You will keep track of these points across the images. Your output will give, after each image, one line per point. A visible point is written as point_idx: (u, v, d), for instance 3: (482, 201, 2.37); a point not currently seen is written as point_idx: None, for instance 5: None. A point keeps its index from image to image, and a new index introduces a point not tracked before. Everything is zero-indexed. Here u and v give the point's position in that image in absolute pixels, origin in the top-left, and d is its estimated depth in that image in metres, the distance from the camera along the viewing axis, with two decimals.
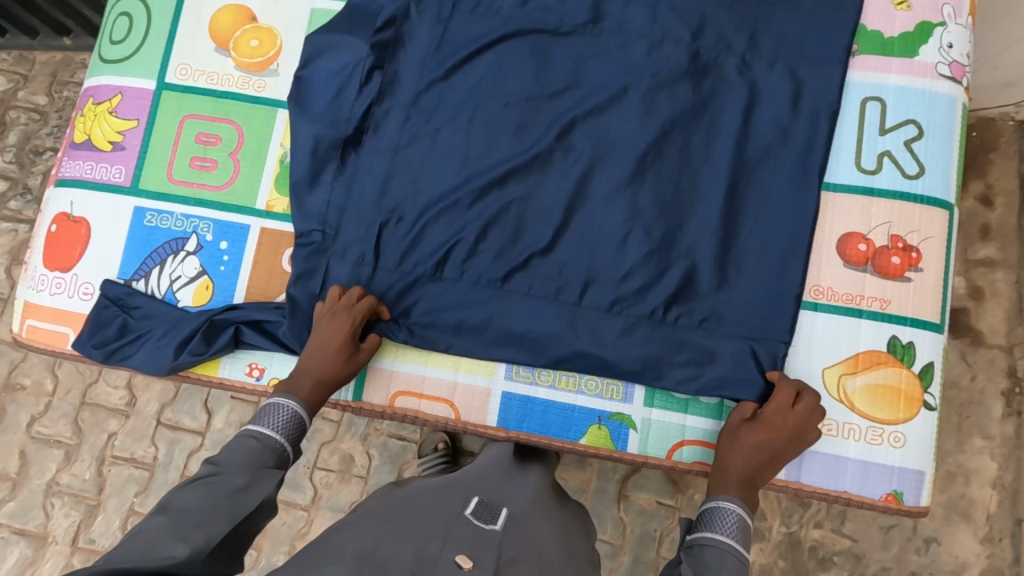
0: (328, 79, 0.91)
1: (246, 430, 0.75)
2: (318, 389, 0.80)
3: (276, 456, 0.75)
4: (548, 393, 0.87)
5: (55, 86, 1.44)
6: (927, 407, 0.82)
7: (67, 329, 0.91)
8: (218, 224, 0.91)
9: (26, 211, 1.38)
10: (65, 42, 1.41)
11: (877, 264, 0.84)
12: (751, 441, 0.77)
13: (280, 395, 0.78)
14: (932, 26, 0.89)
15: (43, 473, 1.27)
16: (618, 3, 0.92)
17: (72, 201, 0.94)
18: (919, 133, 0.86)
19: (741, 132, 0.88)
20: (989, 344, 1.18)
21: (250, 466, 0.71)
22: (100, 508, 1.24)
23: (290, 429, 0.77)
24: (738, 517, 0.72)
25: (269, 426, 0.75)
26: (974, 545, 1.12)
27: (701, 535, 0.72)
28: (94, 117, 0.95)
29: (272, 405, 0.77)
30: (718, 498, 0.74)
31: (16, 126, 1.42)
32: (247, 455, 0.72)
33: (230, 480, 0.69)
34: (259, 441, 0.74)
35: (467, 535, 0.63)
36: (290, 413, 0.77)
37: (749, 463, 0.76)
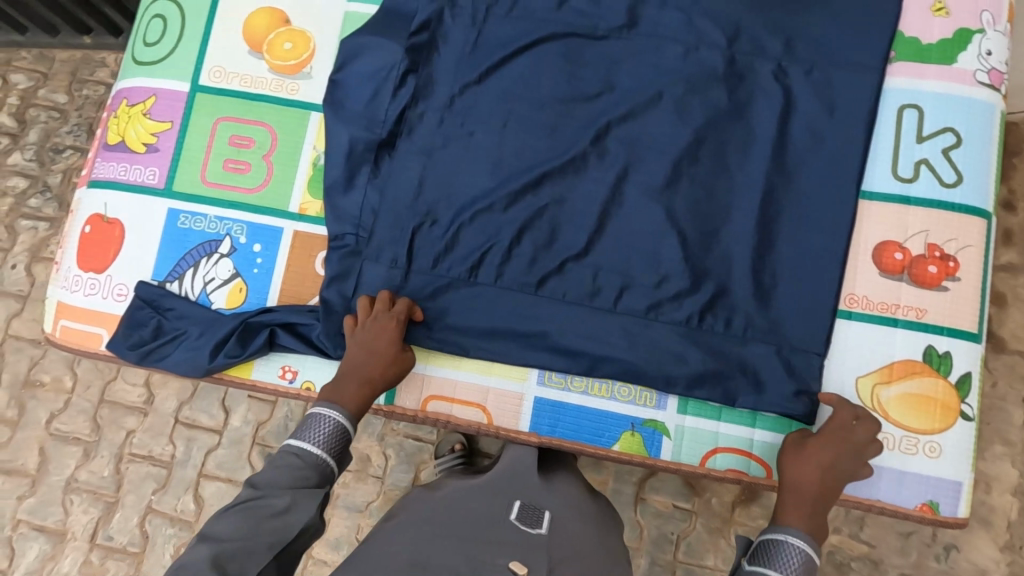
0: (363, 82, 0.91)
1: (286, 447, 0.74)
2: (364, 392, 0.80)
3: (317, 471, 0.74)
4: (580, 399, 0.87)
5: (75, 84, 1.44)
6: (964, 417, 0.81)
7: (101, 330, 0.92)
8: (251, 227, 0.92)
9: (45, 208, 1.39)
10: (85, 40, 1.42)
11: (914, 273, 0.84)
12: (818, 458, 0.75)
13: (319, 406, 0.78)
14: (971, 32, 0.88)
15: (61, 470, 1.27)
16: (652, 7, 0.92)
17: (105, 202, 0.95)
18: (957, 141, 0.86)
19: (776, 138, 0.87)
20: (1012, 351, 1.17)
21: (291, 487, 0.71)
22: (118, 505, 1.25)
23: (331, 442, 0.76)
24: (804, 554, 0.69)
25: (310, 442, 0.75)
26: (992, 552, 1.11)
27: (763, 572, 0.68)
28: (128, 119, 0.96)
29: (314, 418, 0.76)
30: (785, 531, 0.70)
31: (37, 124, 1.42)
32: (287, 474, 0.72)
33: (272, 503, 0.69)
34: (299, 458, 0.74)
35: (517, 541, 0.66)
36: (332, 426, 0.76)
37: (820, 481, 0.73)
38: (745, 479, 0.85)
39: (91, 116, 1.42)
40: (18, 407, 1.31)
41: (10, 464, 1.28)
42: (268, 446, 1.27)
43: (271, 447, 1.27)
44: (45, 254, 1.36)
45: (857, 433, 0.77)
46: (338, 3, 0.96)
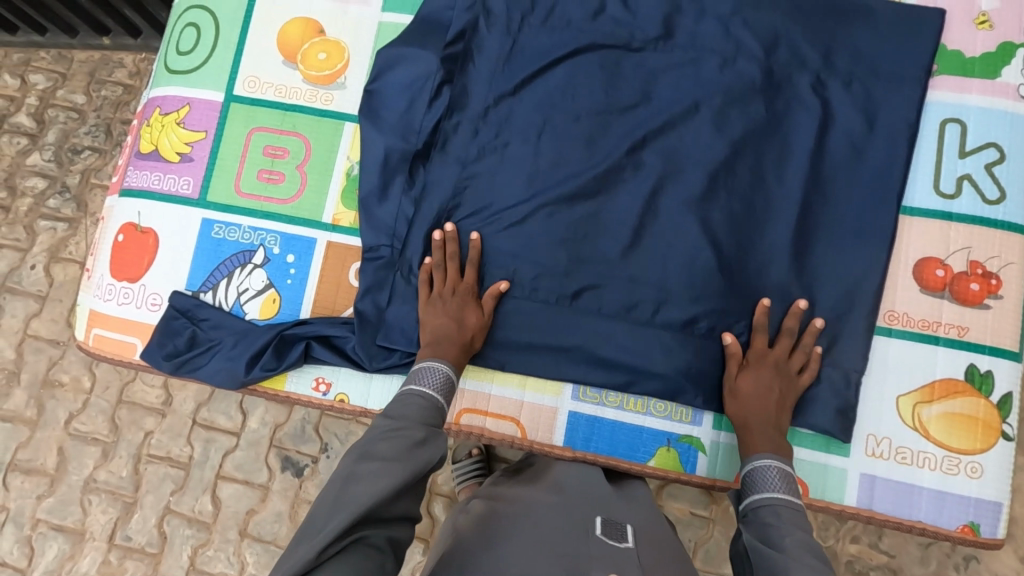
0: (399, 93, 0.91)
1: (410, 389, 0.74)
2: (461, 354, 0.81)
3: (439, 412, 0.75)
4: (615, 414, 0.86)
5: (93, 85, 1.44)
6: (1005, 437, 0.80)
7: (135, 340, 0.92)
8: (285, 237, 0.91)
9: (64, 209, 1.39)
10: (103, 41, 1.42)
11: (955, 290, 0.83)
12: (755, 387, 0.79)
13: (433, 359, 0.78)
14: (1015, 46, 0.87)
15: (81, 470, 1.28)
16: (689, 18, 0.91)
17: (139, 212, 0.95)
18: (1000, 156, 0.85)
19: (814, 151, 0.86)
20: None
21: (422, 420, 0.71)
22: (136, 505, 1.26)
23: (444, 388, 0.77)
24: (778, 470, 0.71)
25: (428, 387, 0.75)
26: (1013, 562, 1.10)
27: (751, 501, 0.70)
28: (161, 128, 0.96)
29: (425, 368, 0.77)
30: (752, 460, 0.73)
31: (55, 124, 1.43)
32: (416, 410, 0.72)
33: (413, 432, 0.68)
34: (424, 399, 0.74)
35: (611, 555, 0.63)
36: (443, 376, 0.77)
37: (761, 409, 0.77)
38: None
39: (109, 117, 1.42)
40: (38, 406, 1.31)
41: (30, 464, 1.29)
42: (285, 448, 1.27)
43: (288, 450, 1.27)
44: (65, 255, 1.37)
45: (778, 356, 0.80)
46: (372, 13, 0.96)
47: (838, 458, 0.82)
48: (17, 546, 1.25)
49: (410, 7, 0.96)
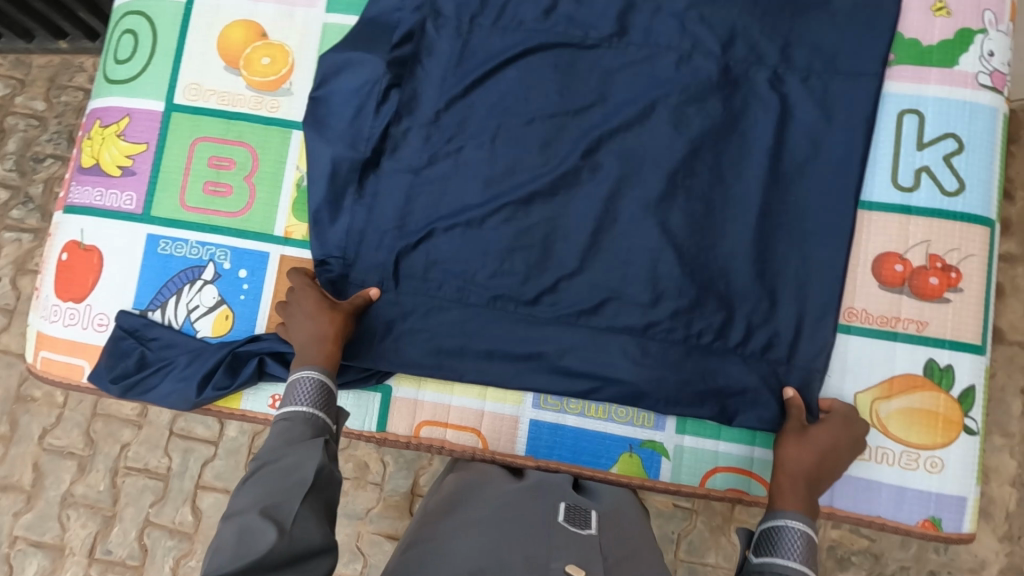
0: (346, 99, 0.88)
1: (282, 413, 0.72)
2: (321, 347, 0.77)
3: (316, 426, 0.71)
4: (578, 421, 0.85)
5: (53, 91, 1.39)
6: (967, 431, 0.80)
7: (83, 361, 0.89)
8: (236, 251, 0.89)
9: (28, 219, 1.34)
10: (62, 45, 1.35)
11: (914, 285, 0.82)
12: (820, 441, 0.75)
13: (298, 369, 0.75)
14: (973, 33, 0.85)
15: (58, 484, 1.25)
16: (643, 13, 0.89)
17: (82, 229, 0.91)
18: (959, 147, 0.83)
19: (773, 147, 0.85)
20: (1011, 341, 1.12)
21: (292, 445, 0.68)
22: (116, 518, 1.23)
23: (317, 397, 0.73)
24: (803, 535, 0.67)
25: (297, 403, 0.72)
26: (992, 543, 1.08)
27: (772, 561, 0.66)
28: (102, 141, 0.92)
29: (294, 383, 0.74)
30: (784, 516, 0.68)
31: (16, 132, 1.37)
32: (286, 433, 0.69)
33: (283, 466, 0.65)
34: (291, 421, 0.70)
35: (571, 540, 0.62)
36: (313, 385, 0.73)
37: (816, 463, 0.74)
38: (745, 498, 0.83)
39: (72, 122, 1.37)
40: (11, 422, 1.28)
41: (6, 480, 1.26)
42: None
43: None
44: (32, 266, 1.33)
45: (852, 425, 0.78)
46: (317, 14, 0.92)
47: None
48: None
49: (355, 8, 0.93)
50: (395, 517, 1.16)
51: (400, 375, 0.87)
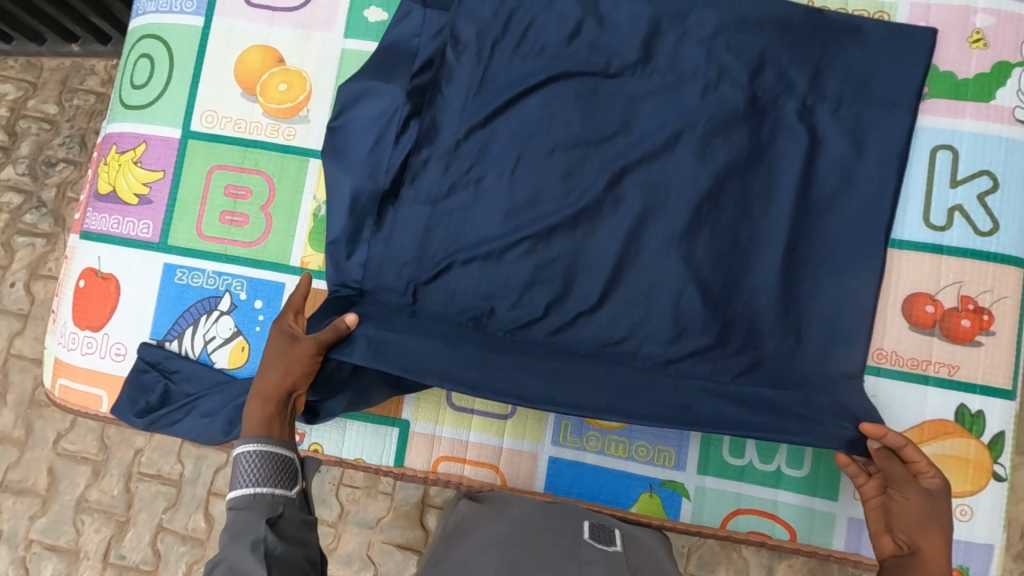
0: (364, 128, 0.86)
1: (229, 501, 0.69)
2: (266, 403, 0.74)
3: (267, 505, 0.68)
4: (597, 459, 0.84)
5: (65, 94, 1.37)
6: (996, 477, 0.78)
7: (101, 391, 0.89)
8: (251, 282, 0.88)
9: (41, 224, 1.33)
10: (73, 48, 1.34)
11: (945, 327, 0.80)
12: (937, 502, 0.69)
13: (237, 447, 0.71)
14: (1011, 65, 0.82)
15: (72, 489, 1.26)
16: (670, 39, 0.86)
17: (99, 256, 0.91)
18: (994, 185, 0.81)
19: (802, 180, 0.83)
20: None
21: (240, 537, 0.65)
22: (130, 523, 1.24)
23: (259, 474, 0.69)
24: None
25: (243, 485, 0.69)
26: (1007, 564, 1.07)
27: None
28: (118, 168, 0.92)
29: (235, 464, 0.70)
30: None
31: (28, 136, 1.36)
32: (239, 523, 0.66)
33: (230, 567, 0.62)
34: (238, 509, 0.68)
35: (599, 558, 0.64)
36: (253, 460, 0.70)
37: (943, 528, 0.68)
38: (768, 541, 0.82)
39: (82, 127, 1.35)
40: (26, 426, 1.28)
41: (21, 484, 1.26)
42: None
43: None
44: (46, 271, 1.32)
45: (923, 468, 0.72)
46: (335, 39, 0.90)
47: (826, 502, 0.81)
48: (12, 567, 1.24)
49: (374, 33, 0.90)
50: (406, 527, 1.16)
51: (417, 411, 0.86)
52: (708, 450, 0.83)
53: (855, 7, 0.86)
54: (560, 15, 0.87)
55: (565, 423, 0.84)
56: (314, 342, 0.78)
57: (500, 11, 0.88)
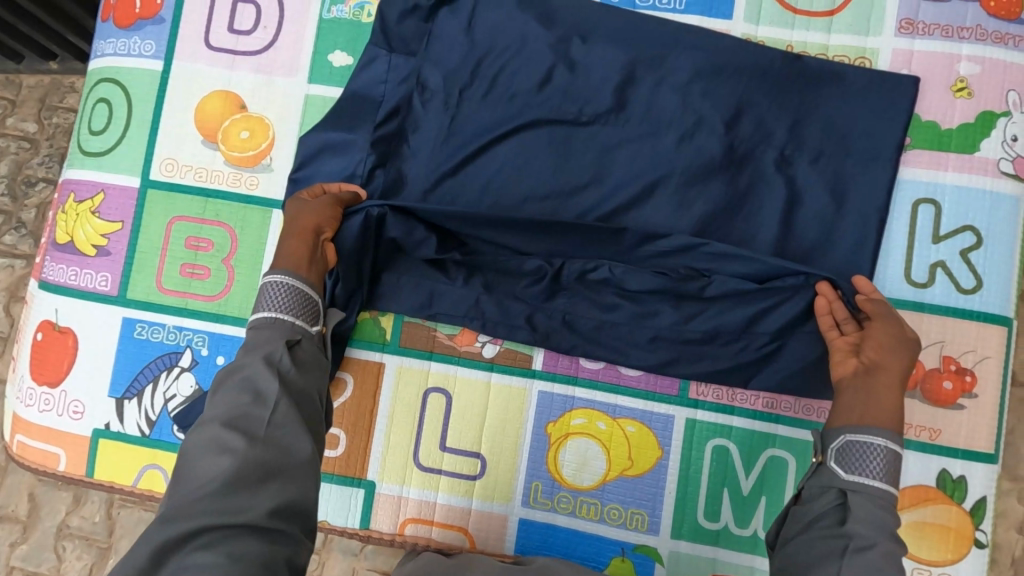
0: (327, 179, 0.84)
1: (254, 317, 0.71)
2: (298, 242, 0.75)
3: (287, 329, 0.70)
4: (569, 521, 0.81)
5: (44, 112, 1.20)
6: (978, 544, 0.75)
7: (59, 450, 0.87)
8: (213, 337, 0.85)
9: (21, 245, 1.18)
10: (52, 66, 1.17)
11: (926, 389, 0.77)
12: (902, 337, 0.72)
13: (267, 274, 0.73)
14: (995, 116, 0.79)
15: (53, 515, 1.14)
16: (644, 86, 0.83)
17: (56, 309, 0.88)
18: (977, 241, 0.78)
19: (780, 233, 0.80)
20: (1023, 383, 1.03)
21: (255, 350, 0.68)
22: (112, 551, 1.13)
23: (284, 301, 0.71)
24: (884, 451, 0.67)
25: (268, 307, 0.71)
26: None
27: (868, 482, 0.66)
28: (75, 217, 0.89)
29: (264, 287, 0.72)
30: (858, 433, 0.68)
31: (6, 155, 1.19)
32: (257, 337, 0.69)
33: (242, 376, 0.65)
34: (261, 327, 0.70)
35: None
36: (280, 287, 0.72)
37: (906, 366, 0.72)
38: None
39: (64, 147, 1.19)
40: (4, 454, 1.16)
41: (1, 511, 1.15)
42: None
43: None
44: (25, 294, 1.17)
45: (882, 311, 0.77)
46: (298, 84, 0.87)
47: None
48: None
49: (339, 78, 0.87)
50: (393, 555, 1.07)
51: (383, 471, 0.83)
52: (683, 512, 0.81)
53: (836, 53, 0.83)
54: (530, 61, 0.84)
55: (536, 485, 0.82)
56: (331, 202, 0.78)
57: (468, 58, 0.85)
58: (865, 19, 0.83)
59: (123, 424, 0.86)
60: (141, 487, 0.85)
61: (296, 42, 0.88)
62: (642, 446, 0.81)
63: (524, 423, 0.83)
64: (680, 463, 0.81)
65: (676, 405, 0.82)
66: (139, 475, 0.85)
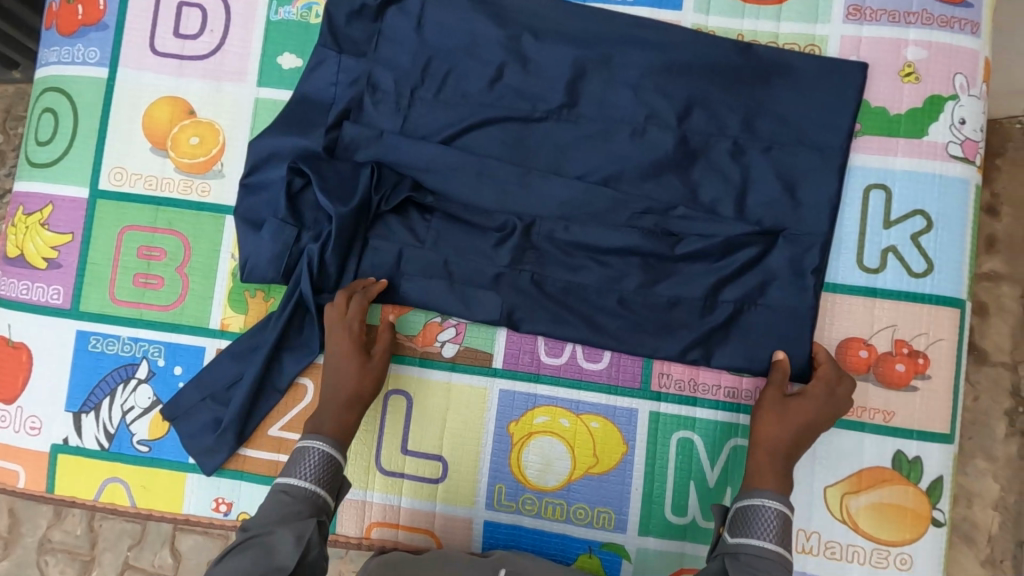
0: (278, 185, 0.82)
1: (282, 480, 0.70)
2: (343, 411, 0.76)
3: (315, 506, 0.69)
4: (534, 522, 0.81)
5: (9, 123, 1.15)
6: (936, 524, 0.76)
7: (17, 467, 0.85)
8: (169, 347, 0.84)
9: None
10: (16, 75, 1.12)
11: (880, 372, 0.78)
12: (798, 416, 0.73)
13: (306, 439, 0.73)
14: (943, 99, 0.80)
15: (35, 530, 1.12)
16: (595, 82, 0.83)
17: (9, 324, 0.87)
18: (928, 225, 0.79)
19: (736, 223, 0.79)
20: (995, 363, 1.04)
21: (285, 522, 0.66)
22: (95, 563, 1.10)
23: (321, 473, 0.71)
24: (775, 512, 0.67)
25: (300, 475, 0.70)
26: (975, 568, 1.02)
27: (748, 543, 0.66)
28: (26, 230, 0.87)
29: (303, 450, 0.72)
30: (752, 496, 0.69)
31: None
32: (280, 509, 0.67)
33: (268, 545, 0.64)
34: (292, 495, 0.68)
35: None
36: (321, 457, 0.71)
37: (791, 443, 0.72)
38: None
39: None
40: None
41: None
42: None
43: None
44: None
45: (838, 396, 0.75)
46: (246, 89, 0.86)
47: None
48: None
49: (288, 81, 0.86)
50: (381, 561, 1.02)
51: (347, 476, 0.83)
52: (650, 507, 0.81)
53: (786, 41, 0.83)
54: (480, 60, 0.84)
55: (500, 486, 0.82)
56: (360, 308, 0.78)
57: (418, 58, 0.84)
58: (813, 7, 0.83)
59: (81, 438, 0.84)
60: (103, 500, 0.84)
61: (243, 46, 0.86)
62: (606, 442, 0.81)
63: (486, 423, 0.82)
64: (644, 458, 0.81)
65: (639, 399, 0.82)
66: (101, 488, 0.84)
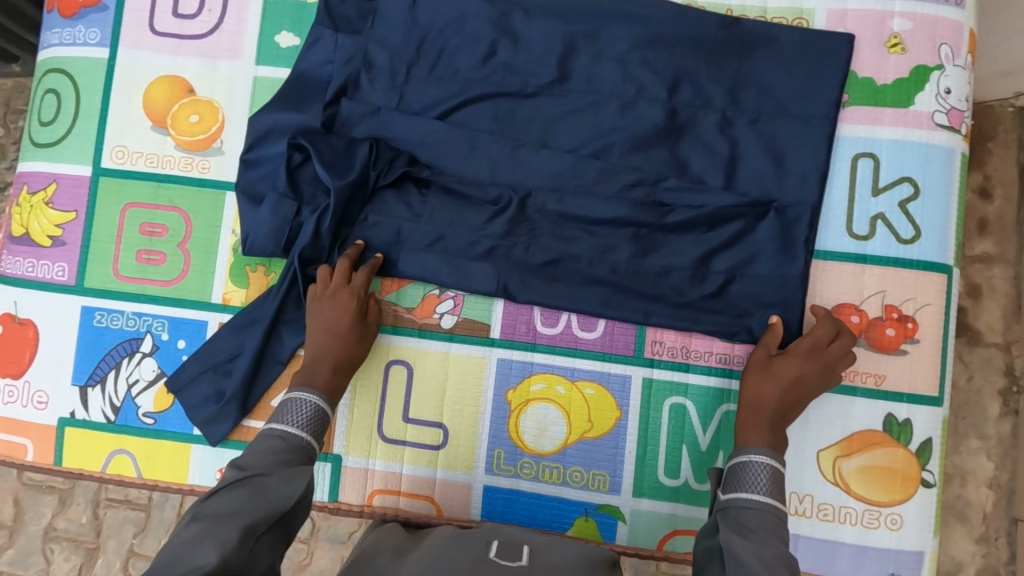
0: (276, 161, 0.84)
1: (273, 428, 0.74)
2: (335, 375, 0.79)
3: (304, 454, 0.73)
4: (533, 486, 0.83)
5: (9, 116, 1.17)
6: (925, 484, 0.78)
7: (25, 441, 0.87)
8: (172, 321, 0.86)
9: None
10: (14, 68, 1.14)
11: (870, 337, 0.80)
12: (785, 373, 0.75)
13: (296, 391, 0.77)
14: (928, 70, 0.81)
15: (39, 519, 1.13)
16: (586, 58, 0.84)
17: (15, 301, 0.88)
18: (915, 192, 0.80)
19: (725, 194, 0.81)
20: (988, 343, 1.06)
21: (281, 465, 0.70)
22: (100, 550, 1.12)
23: (311, 424, 0.75)
24: (764, 466, 0.70)
25: (292, 424, 0.74)
26: (969, 545, 1.03)
27: (737, 497, 0.69)
28: (30, 209, 0.89)
29: (294, 401, 0.76)
30: (747, 452, 0.72)
31: None
32: (275, 453, 0.71)
33: (264, 482, 0.67)
34: (286, 441, 0.73)
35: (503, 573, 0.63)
36: (311, 409, 0.76)
37: (776, 403, 0.74)
38: None
39: None
40: None
41: None
42: None
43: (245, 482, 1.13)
44: None
45: (829, 352, 0.76)
46: (244, 67, 0.88)
47: None
48: None
49: (285, 59, 0.88)
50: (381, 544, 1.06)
51: (349, 445, 0.85)
52: (644, 470, 0.83)
53: (773, 15, 0.85)
54: (473, 36, 0.85)
55: (498, 452, 0.83)
56: (365, 274, 0.82)
57: (412, 36, 0.86)
58: None
59: (87, 411, 0.86)
60: (109, 472, 0.86)
61: (239, 26, 0.88)
62: (601, 408, 0.83)
63: (484, 391, 0.84)
64: (639, 423, 0.83)
65: (633, 366, 0.83)
66: (107, 461, 0.86)
